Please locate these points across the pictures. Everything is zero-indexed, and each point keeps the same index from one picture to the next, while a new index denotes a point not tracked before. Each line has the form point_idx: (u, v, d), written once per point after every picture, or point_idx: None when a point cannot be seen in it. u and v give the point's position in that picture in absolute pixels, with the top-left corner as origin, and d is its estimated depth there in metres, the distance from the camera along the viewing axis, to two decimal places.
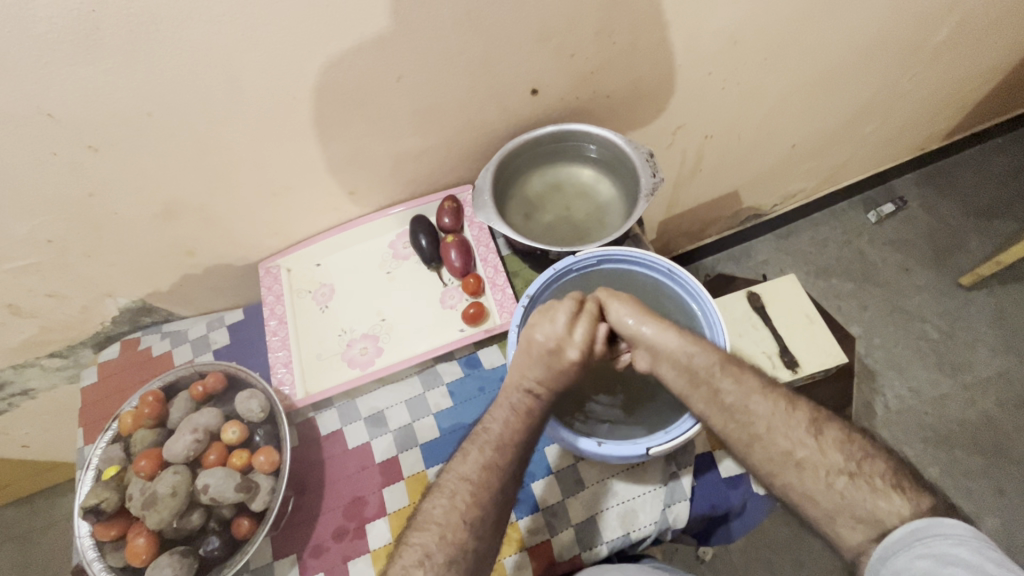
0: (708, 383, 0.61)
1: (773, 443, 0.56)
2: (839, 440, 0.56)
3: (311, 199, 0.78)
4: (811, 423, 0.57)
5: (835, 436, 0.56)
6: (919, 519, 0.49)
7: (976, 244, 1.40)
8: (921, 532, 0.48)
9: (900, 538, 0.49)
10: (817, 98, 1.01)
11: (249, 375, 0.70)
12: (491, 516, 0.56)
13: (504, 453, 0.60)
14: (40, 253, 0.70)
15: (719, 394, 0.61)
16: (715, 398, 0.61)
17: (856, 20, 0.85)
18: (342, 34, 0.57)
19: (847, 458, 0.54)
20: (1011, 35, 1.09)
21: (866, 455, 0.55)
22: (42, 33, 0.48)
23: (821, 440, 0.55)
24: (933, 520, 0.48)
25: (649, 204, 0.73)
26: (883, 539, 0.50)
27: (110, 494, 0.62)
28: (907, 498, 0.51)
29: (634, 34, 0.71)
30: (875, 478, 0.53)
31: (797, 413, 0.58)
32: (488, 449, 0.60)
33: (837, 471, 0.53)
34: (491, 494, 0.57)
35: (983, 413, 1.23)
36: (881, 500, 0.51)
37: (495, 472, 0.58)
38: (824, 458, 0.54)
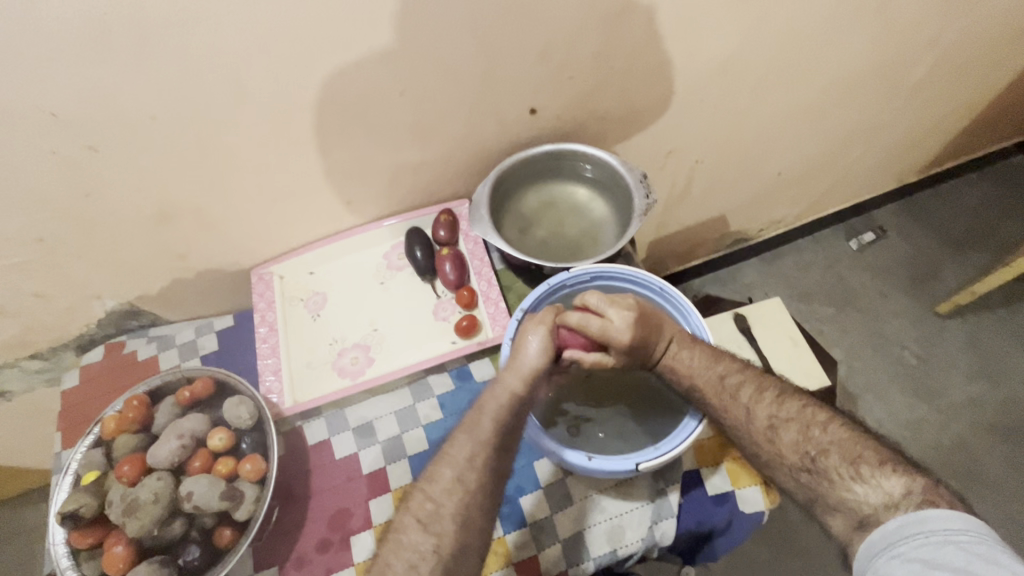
0: None
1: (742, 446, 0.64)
2: (796, 440, 0.61)
3: (308, 207, 0.79)
4: (770, 427, 0.62)
5: (792, 437, 0.61)
6: (901, 517, 0.53)
7: (952, 273, 1.45)
8: (905, 530, 0.52)
9: (887, 536, 0.52)
10: (802, 127, 1.05)
11: (237, 381, 0.69)
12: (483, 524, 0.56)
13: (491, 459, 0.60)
14: (29, 251, 0.70)
15: None
16: None
17: (839, 54, 0.90)
18: (348, 46, 0.58)
19: (802, 457, 0.60)
20: (983, 75, 1.15)
21: (821, 449, 0.59)
22: (55, 32, 0.49)
23: (779, 443, 0.61)
24: (917, 514, 0.52)
25: (642, 223, 0.75)
26: (870, 537, 0.54)
27: (89, 500, 0.61)
28: (867, 488, 0.56)
29: (630, 60, 0.74)
30: (831, 472, 0.58)
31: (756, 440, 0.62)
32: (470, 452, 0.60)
33: (797, 469, 0.60)
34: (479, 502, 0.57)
35: (959, 438, 1.26)
36: (843, 492, 0.57)
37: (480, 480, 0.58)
38: (784, 460, 0.61)
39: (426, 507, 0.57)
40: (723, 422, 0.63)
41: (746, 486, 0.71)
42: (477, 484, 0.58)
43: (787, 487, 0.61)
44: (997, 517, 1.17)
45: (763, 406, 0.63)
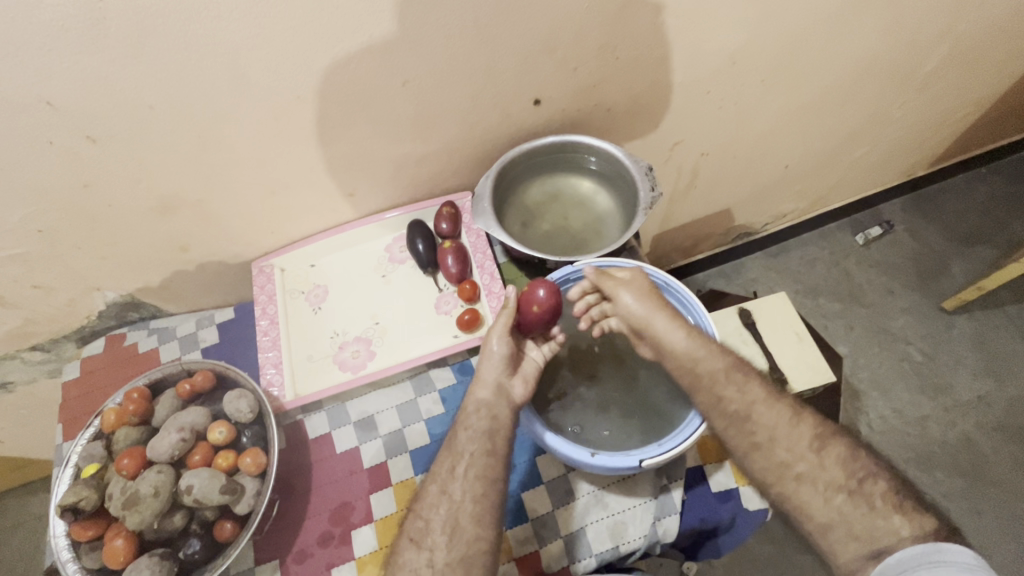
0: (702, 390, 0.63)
1: (774, 454, 0.61)
2: (844, 459, 0.60)
3: (308, 200, 0.78)
4: (817, 440, 0.61)
5: (840, 455, 0.60)
6: (922, 544, 0.52)
7: (959, 269, 1.44)
8: (925, 557, 0.51)
9: (904, 560, 0.52)
10: (811, 119, 1.03)
11: (238, 375, 0.68)
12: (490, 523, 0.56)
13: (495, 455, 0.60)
14: (28, 243, 0.69)
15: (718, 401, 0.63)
16: None
17: (850, 45, 0.88)
18: (348, 38, 0.57)
19: (849, 476, 0.58)
20: (997, 67, 1.12)
21: (869, 474, 0.59)
22: (49, 20, 0.48)
23: (823, 456, 0.60)
24: (938, 545, 0.51)
25: (647, 217, 0.74)
26: (887, 559, 0.53)
27: (90, 493, 0.60)
28: (905, 519, 0.55)
29: (637, 50, 0.73)
30: (874, 498, 0.57)
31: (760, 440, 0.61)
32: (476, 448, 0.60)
33: (836, 487, 0.58)
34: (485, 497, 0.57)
35: (964, 435, 1.25)
36: (880, 520, 0.55)
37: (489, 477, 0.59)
38: (813, 470, 0.59)
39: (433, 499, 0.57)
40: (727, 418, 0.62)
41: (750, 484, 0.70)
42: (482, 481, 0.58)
43: (810, 505, 0.58)
44: (1002, 516, 1.16)
45: (768, 405, 0.63)
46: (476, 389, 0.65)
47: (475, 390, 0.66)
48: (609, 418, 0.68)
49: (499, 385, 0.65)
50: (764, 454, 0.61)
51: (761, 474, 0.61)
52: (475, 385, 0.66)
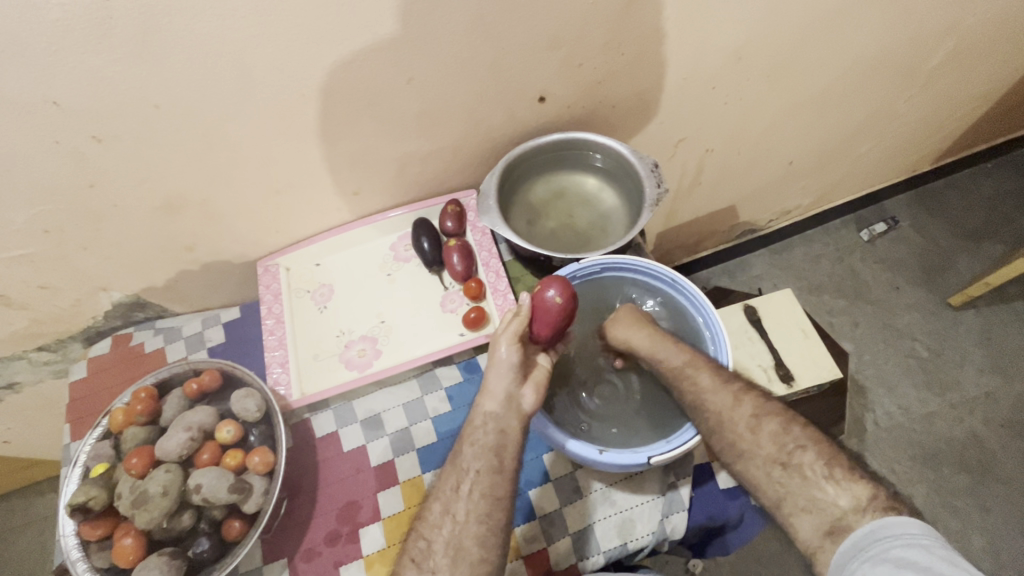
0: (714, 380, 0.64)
1: (723, 435, 0.61)
2: (777, 432, 0.60)
3: (314, 199, 0.78)
4: (754, 417, 0.61)
5: (774, 428, 0.60)
6: (869, 523, 0.51)
7: (965, 264, 1.43)
8: (872, 536, 0.50)
9: (855, 544, 0.51)
10: (816, 114, 1.02)
11: (245, 374, 0.68)
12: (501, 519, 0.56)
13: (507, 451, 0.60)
14: (34, 244, 0.69)
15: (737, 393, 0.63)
16: (721, 415, 0.61)
17: (855, 40, 0.87)
18: (353, 36, 0.57)
19: (779, 450, 0.59)
20: (1004, 62, 1.11)
21: (799, 445, 0.59)
22: (57, 20, 0.48)
23: (758, 433, 0.60)
24: (883, 521, 0.51)
25: (653, 214, 0.73)
26: (842, 546, 0.52)
27: (98, 492, 0.60)
28: (838, 489, 0.55)
29: (642, 46, 0.72)
30: (805, 468, 0.57)
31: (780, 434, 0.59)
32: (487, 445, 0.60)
33: (772, 461, 0.58)
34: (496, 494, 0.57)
35: (970, 431, 1.24)
36: (816, 492, 0.55)
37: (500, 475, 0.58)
38: (761, 450, 0.59)
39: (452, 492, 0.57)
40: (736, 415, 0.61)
41: None
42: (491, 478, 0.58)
43: (758, 484, 0.59)
44: (1010, 512, 1.16)
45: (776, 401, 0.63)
46: (482, 402, 0.62)
47: (481, 402, 0.62)
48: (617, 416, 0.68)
49: (508, 398, 0.62)
50: (715, 437, 0.62)
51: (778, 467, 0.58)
52: (481, 396, 0.63)
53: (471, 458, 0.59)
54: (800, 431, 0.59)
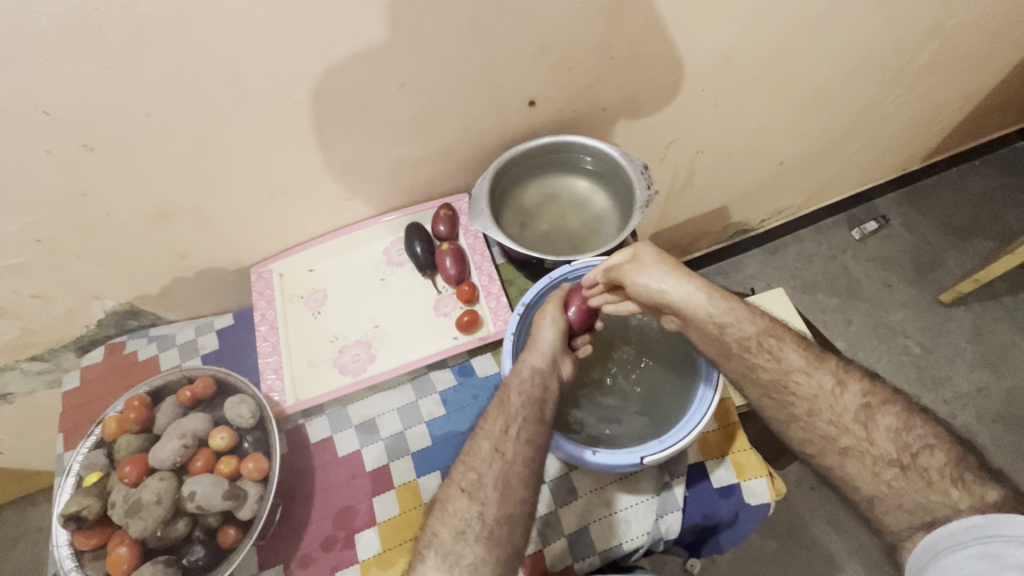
0: (746, 365, 0.64)
1: (816, 426, 0.61)
2: (894, 429, 0.58)
3: (308, 205, 0.78)
4: (864, 409, 0.60)
5: (890, 426, 0.58)
6: (976, 516, 0.50)
7: (956, 261, 1.45)
8: (976, 531, 0.49)
9: (955, 534, 0.50)
10: (805, 115, 1.04)
11: (239, 380, 0.68)
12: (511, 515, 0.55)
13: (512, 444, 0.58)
14: (27, 253, 0.69)
15: (764, 379, 0.64)
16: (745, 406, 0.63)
17: (842, 42, 0.88)
18: (345, 42, 0.58)
19: (900, 450, 0.57)
20: (989, 61, 1.13)
21: (925, 445, 0.56)
22: (47, 29, 0.48)
23: (871, 429, 0.59)
24: (991, 518, 0.49)
25: (643, 215, 0.74)
26: (935, 533, 0.52)
27: (92, 501, 0.60)
28: (965, 492, 0.52)
29: (632, 49, 0.73)
30: (931, 472, 0.55)
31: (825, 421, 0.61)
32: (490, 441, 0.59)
33: (888, 461, 0.57)
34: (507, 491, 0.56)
35: (964, 427, 1.25)
36: (935, 494, 0.53)
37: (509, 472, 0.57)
38: (820, 428, 0.61)
39: (470, 480, 0.58)
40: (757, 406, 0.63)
41: (754, 478, 0.68)
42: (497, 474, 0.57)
43: (854, 475, 0.58)
44: None
45: (812, 386, 0.62)
46: (530, 356, 0.65)
47: (528, 357, 0.65)
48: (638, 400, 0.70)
49: (553, 359, 0.65)
50: (806, 425, 0.61)
51: (825, 453, 0.60)
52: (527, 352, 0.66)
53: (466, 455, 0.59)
54: (845, 422, 0.60)
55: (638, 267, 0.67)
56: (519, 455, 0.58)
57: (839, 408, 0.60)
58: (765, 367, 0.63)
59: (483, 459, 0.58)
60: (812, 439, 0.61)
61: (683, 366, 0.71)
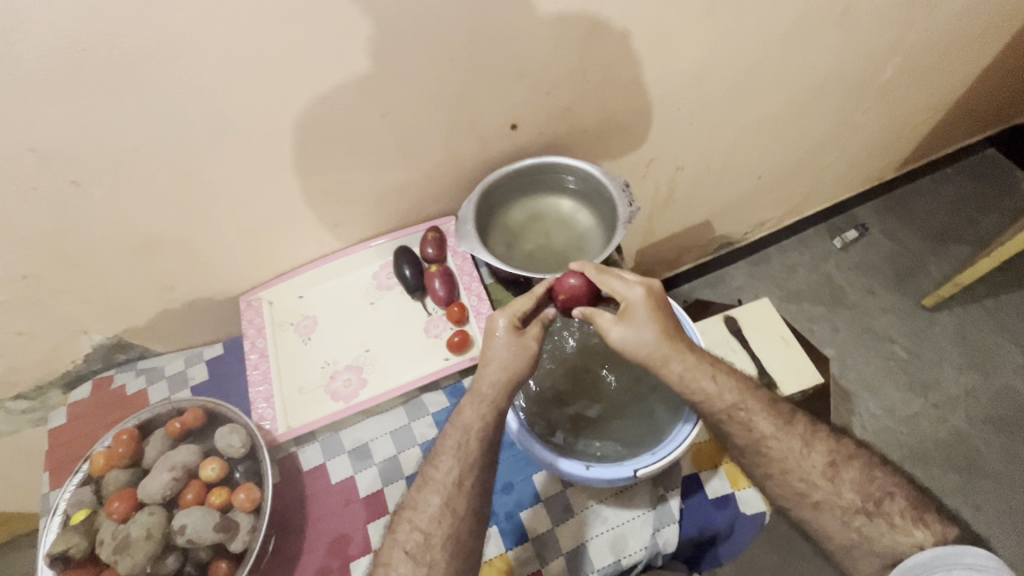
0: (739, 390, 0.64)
1: (791, 484, 0.61)
2: (859, 480, 0.61)
3: (296, 232, 0.79)
4: (830, 466, 0.62)
5: (854, 477, 0.61)
6: (942, 547, 0.54)
7: (935, 266, 1.48)
8: (943, 559, 0.53)
9: (923, 564, 0.54)
10: (779, 130, 1.07)
11: (229, 410, 0.68)
12: (461, 570, 0.56)
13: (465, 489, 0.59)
14: (14, 290, 0.69)
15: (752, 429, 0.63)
16: (761, 436, 0.62)
17: (809, 59, 0.93)
18: (329, 74, 0.60)
19: (866, 499, 0.60)
20: (949, 74, 1.18)
21: (886, 493, 0.60)
22: (36, 69, 0.49)
23: (839, 483, 0.61)
24: (954, 548, 0.53)
25: (627, 231, 0.75)
26: (904, 563, 0.55)
27: (79, 539, 0.58)
28: (928, 532, 0.57)
29: (607, 73, 0.76)
30: (895, 516, 0.59)
31: (815, 459, 0.62)
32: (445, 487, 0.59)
33: (855, 511, 0.60)
34: (457, 547, 0.57)
35: (955, 430, 1.27)
36: (901, 536, 0.57)
37: (457, 526, 0.57)
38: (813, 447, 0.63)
39: (416, 540, 0.57)
40: (771, 433, 0.63)
41: (746, 487, 0.69)
42: (448, 526, 0.57)
43: (827, 529, 0.60)
44: (999, 509, 1.18)
45: (783, 448, 0.62)
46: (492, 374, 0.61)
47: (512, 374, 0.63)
48: (620, 420, 0.68)
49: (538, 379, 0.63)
50: (777, 484, 0.62)
51: (814, 485, 0.61)
52: None
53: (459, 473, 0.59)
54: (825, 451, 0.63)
55: (630, 330, 0.63)
56: (469, 509, 0.58)
57: (809, 464, 0.61)
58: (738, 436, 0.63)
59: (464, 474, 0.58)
60: (789, 495, 0.62)
61: (663, 393, 0.68)
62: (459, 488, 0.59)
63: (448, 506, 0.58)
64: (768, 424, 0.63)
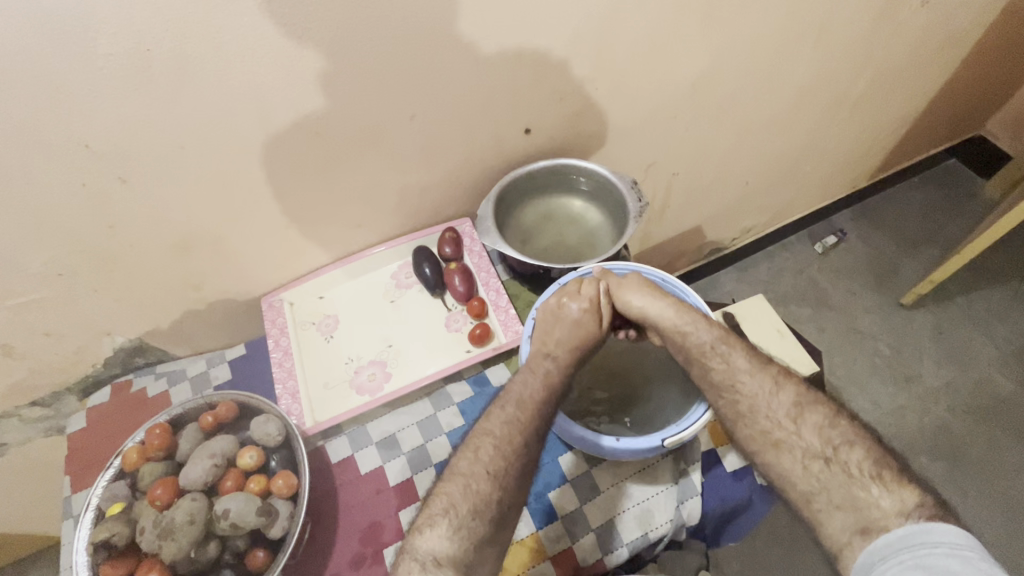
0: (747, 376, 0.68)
1: (757, 422, 0.64)
2: (821, 425, 0.62)
3: (320, 233, 0.82)
4: (795, 408, 0.64)
5: (817, 422, 0.63)
6: (910, 526, 0.53)
7: (910, 268, 1.57)
8: (909, 539, 0.52)
9: (889, 544, 0.53)
10: (765, 138, 1.15)
11: (262, 400, 0.69)
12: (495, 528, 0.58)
13: (518, 449, 0.61)
14: (47, 289, 0.70)
15: (733, 375, 0.67)
16: (734, 372, 0.67)
17: (792, 72, 1.01)
18: (364, 79, 0.64)
19: (824, 443, 0.61)
20: (915, 87, 1.29)
21: (846, 442, 0.61)
22: (100, 68, 0.52)
23: (801, 426, 0.63)
24: (921, 526, 0.53)
25: (638, 225, 0.81)
26: (873, 544, 0.54)
27: (122, 527, 0.60)
28: (883, 491, 0.57)
29: (614, 80, 0.82)
30: (851, 466, 0.59)
31: (782, 409, 0.64)
32: (500, 441, 0.62)
33: (813, 455, 0.61)
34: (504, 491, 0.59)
35: (940, 420, 1.33)
36: (858, 489, 0.57)
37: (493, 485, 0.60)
38: None
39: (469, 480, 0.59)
40: (743, 371, 0.67)
41: None
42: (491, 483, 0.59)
43: (785, 474, 0.62)
44: (985, 493, 1.24)
45: (753, 387, 0.66)
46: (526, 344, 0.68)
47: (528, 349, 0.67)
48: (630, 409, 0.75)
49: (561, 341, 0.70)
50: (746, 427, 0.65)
51: (779, 424, 0.63)
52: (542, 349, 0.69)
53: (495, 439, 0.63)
54: None
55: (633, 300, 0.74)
56: None
57: (776, 404, 0.64)
58: (716, 368, 0.67)
59: (496, 451, 0.61)
60: (756, 437, 0.64)
61: (672, 388, 0.75)
62: (510, 449, 0.61)
63: (508, 455, 0.61)
64: (774, 393, 0.65)
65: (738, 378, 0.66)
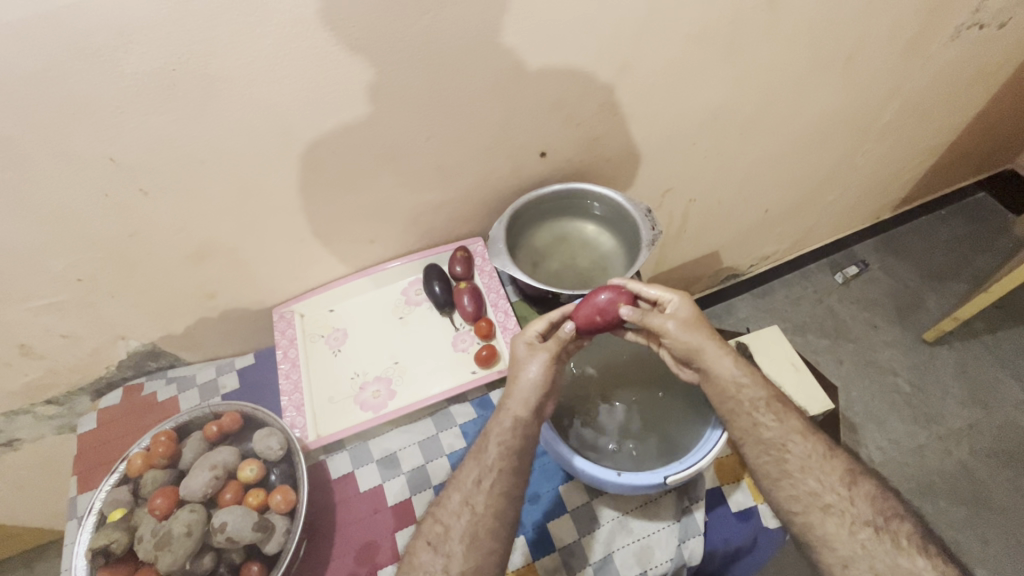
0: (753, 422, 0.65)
1: None
2: (874, 495, 0.63)
3: (333, 248, 0.83)
4: (849, 474, 0.64)
5: (870, 492, 0.63)
6: None
7: (935, 303, 1.53)
8: None
9: None
10: (786, 166, 1.13)
11: (267, 414, 0.70)
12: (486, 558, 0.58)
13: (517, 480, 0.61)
14: (67, 292, 0.72)
15: (766, 436, 0.65)
16: (788, 431, 0.65)
17: (815, 102, 1.00)
18: (382, 100, 0.65)
19: (877, 514, 0.61)
20: (945, 119, 1.26)
21: (895, 515, 0.62)
22: (127, 84, 0.54)
23: None
24: None
25: (650, 253, 0.80)
26: None
27: (120, 535, 0.60)
28: (929, 562, 0.58)
29: (632, 107, 0.82)
30: (901, 537, 0.60)
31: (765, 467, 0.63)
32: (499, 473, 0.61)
33: (866, 522, 0.61)
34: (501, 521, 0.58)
35: (961, 463, 1.28)
36: (903, 558, 0.59)
37: (485, 516, 0.60)
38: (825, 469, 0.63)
39: None
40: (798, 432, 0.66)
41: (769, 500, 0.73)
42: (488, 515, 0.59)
43: (829, 530, 0.61)
44: (1008, 543, 1.18)
45: (806, 449, 0.65)
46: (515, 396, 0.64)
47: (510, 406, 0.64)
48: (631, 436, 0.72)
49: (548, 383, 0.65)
50: None
51: (833, 489, 0.62)
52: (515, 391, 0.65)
53: (493, 460, 0.63)
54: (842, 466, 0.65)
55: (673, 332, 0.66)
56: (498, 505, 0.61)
57: (829, 468, 0.64)
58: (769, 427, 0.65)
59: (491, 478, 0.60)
60: (801, 495, 0.63)
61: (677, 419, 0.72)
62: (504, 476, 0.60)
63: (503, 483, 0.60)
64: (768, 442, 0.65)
65: (744, 416, 0.65)
